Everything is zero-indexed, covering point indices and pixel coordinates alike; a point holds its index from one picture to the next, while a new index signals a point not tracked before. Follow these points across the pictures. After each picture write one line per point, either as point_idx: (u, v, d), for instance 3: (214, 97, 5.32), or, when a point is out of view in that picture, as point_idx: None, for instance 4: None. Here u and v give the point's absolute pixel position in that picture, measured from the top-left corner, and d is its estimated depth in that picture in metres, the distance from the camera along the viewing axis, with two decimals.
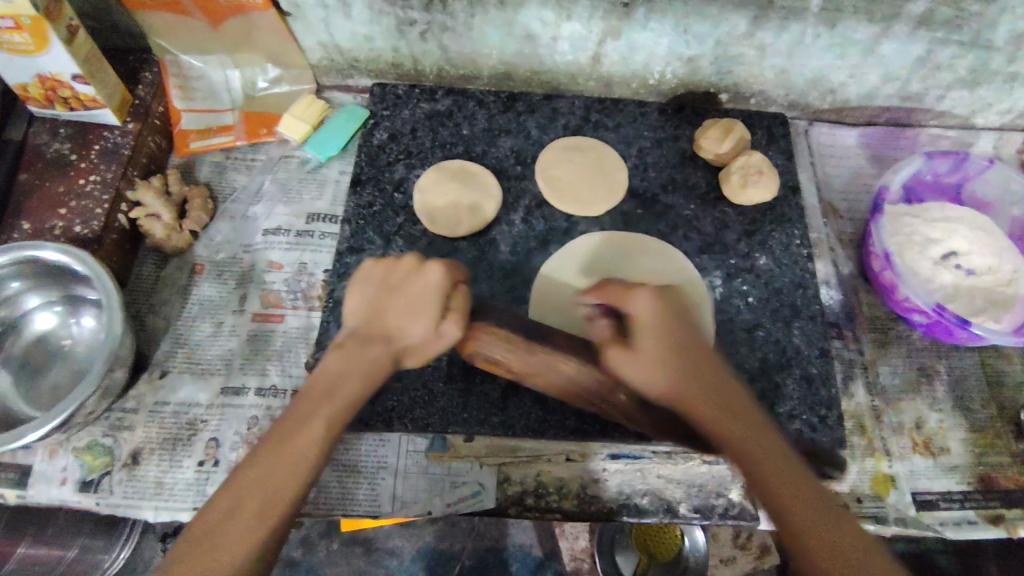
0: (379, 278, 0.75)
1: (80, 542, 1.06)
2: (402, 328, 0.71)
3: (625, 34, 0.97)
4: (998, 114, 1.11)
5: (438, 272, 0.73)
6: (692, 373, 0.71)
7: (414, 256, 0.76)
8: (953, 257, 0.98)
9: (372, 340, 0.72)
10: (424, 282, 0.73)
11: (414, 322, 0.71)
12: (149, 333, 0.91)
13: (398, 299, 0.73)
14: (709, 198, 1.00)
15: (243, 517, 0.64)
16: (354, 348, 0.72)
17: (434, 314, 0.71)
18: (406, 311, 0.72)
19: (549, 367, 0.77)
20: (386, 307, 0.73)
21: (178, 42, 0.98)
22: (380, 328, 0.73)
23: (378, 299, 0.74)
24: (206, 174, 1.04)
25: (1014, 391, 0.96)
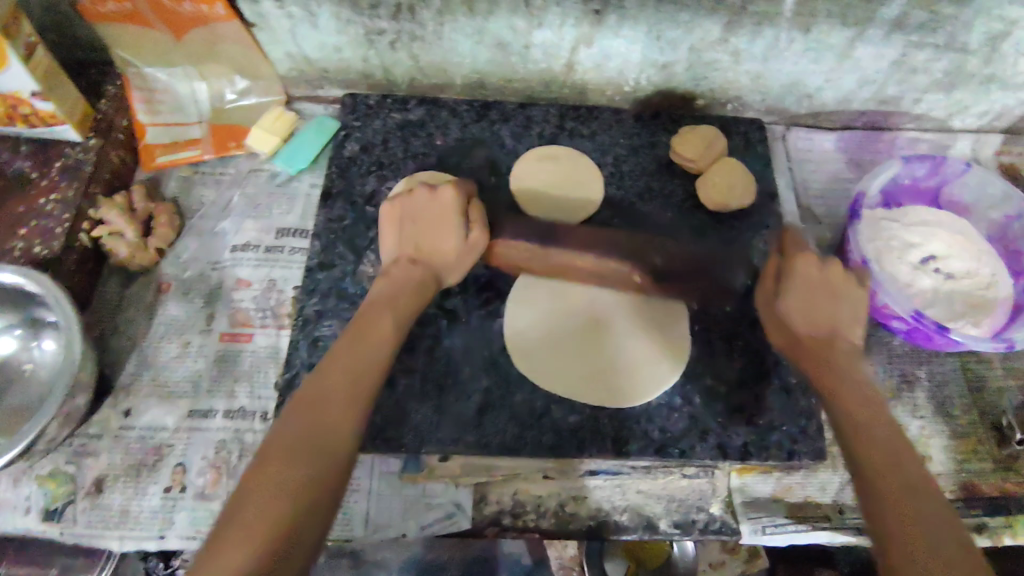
0: (400, 212, 0.85)
1: (59, 564, 0.94)
2: (435, 247, 0.83)
3: (598, 42, 0.95)
4: (975, 116, 1.10)
5: (451, 191, 0.84)
6: (819, 313, 0.81)
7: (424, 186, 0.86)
8: (931, 262, 0.97)
9: (416, 262, 0.83)
10: (443, 202, 0.84)
11: (446, 231, 0.83)
12: (114, 354, 0.89)
13: (422, 222, 0.84)
14: (685, 207, 0.98)
15: (340, 388, 0.69)
16: (399, 269, 0.82)
17: (461, 219, 0.84)
18: (436, 227, 0.84)
19: (562, 266, 0.88)
20: (416, 228, 0.84)
21: (142, 54, 0.96)
22: (420, 250, 0.83)
23: (409, 229, 0.85)
24: (173, 189, 1.01)
25: (995, 397, 0.96)
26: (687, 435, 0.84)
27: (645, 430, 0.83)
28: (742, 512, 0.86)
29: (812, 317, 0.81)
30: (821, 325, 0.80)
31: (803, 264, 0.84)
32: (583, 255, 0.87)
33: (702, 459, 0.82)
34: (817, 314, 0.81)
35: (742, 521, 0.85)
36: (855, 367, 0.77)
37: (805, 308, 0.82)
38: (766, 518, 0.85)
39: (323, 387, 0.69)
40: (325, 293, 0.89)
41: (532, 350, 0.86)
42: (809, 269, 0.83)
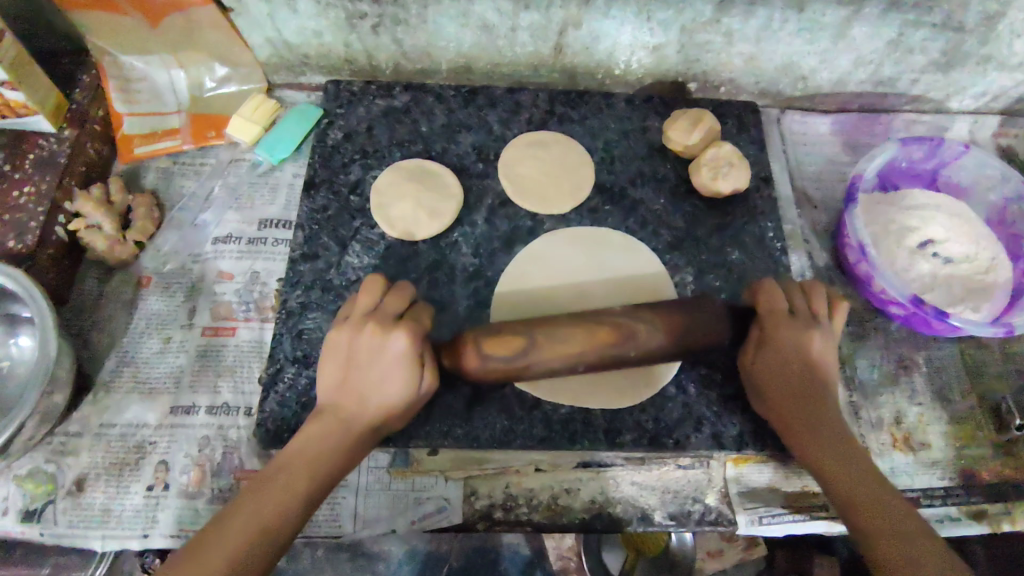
0: (346, 342, 0.70)
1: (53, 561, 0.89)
2: (381, 391, 0.69)
3: (586, 23, 0.93)
4: (972, 97, 1.08)
5: (402, 341, 0.69)
6: (781, 379, 0.73)
7: (373, 323, 0.70)
8: (929, 246, 0.95)
9: (350, 422, 0.68)
10: (388, 356, 0.69)
11: (389, 385, 0.69)
12: (93, 350, 0.86)
13: (366, 366, 0.69)
14: (678, 192, 0.96)
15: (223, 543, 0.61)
16: (333, 422, 0.68)
17: (413, 368, 0.69)
18: (378, 379, 0.69)
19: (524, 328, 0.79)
20: (360, 369, 0.69)
21: (119, 43, 0.93)
22: (352, 407, 0.69)
23: (347, 378, 0.70)
24: (153, 180, 0.98)
25: (994, 382, 0.94)
26: (681, 425, 0.82)
27: (638, 420, 0.81)
28: (737, 502, 0.84)
29: (780, 390, 0.73)
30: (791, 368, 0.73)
31: (789, 333, 0.74)
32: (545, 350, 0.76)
33: (697, 449, 0.81)
34: (794, 381, 0.73)
35: (738, 511, 0.84)
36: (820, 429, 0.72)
37: (773, 368, 0.74)
38: (762, 507, 0.84)
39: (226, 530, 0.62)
40: (308, 285, 0.87)
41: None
42: (788, 335, 0.74)
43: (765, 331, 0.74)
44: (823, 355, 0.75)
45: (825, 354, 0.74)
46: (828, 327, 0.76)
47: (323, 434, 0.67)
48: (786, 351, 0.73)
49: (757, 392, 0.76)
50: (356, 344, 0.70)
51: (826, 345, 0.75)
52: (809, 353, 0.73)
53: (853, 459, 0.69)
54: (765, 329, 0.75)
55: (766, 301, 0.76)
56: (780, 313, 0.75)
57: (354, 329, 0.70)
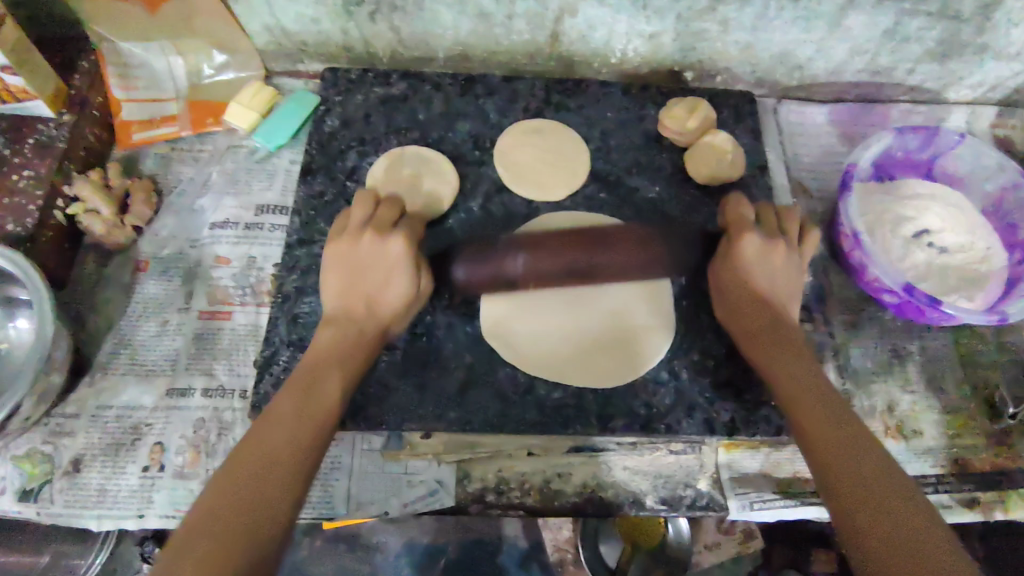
0: (348, 249, 0.78)
1: (52, 548, 1.00)
2: (383, 291, 0.76)
3: (582, 11, 0.93)
4: (969, 87, 1.08)
5: (399, 243, 0.77)
6: (746, 288, 0.79)
7: (372, 231, 0.78)
8: (924, 236, 0.95)
9: (355, 315, 0.76)
10: (387, 255, 0.77)
11: (393, 283, 0.76)
12: (91, 334, 0.87)
13: (367, 270, 0.77)
14: (673, 180, 0.97)
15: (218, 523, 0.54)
16: (340, 325, 0.75)
17: (411, 267, 0.77)
18: (380, 281, 0.76)
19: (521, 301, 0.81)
20: (365, 274, 0.77)
21: (118, 29, 0.93)
22: (357, 304, 0.76)
23: (351, 282, 0.77)
24: (151, 166, 0.99)
25: (988, 371, 0.94)
26: (674, 411, 0.82)
27: (631, 405, 0.82)
28: (730, 487, 0.84)
29: (741, 300, 0.80)
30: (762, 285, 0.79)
31: (755, 247, 0.79)
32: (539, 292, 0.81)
33: (689, 434, 0.81)
34: (753, 290, 0.79)
35: (730, 497, 0.84)
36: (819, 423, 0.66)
37: (739, 276, 0.80)
38: (754, 493, 0.84)
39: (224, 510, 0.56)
40: (304, 269, 0.87)
41: (518, 339, 0.84)
42: (750, 249, 0.80)
43: (729, 243, 0.81)
44: (784, 268, 0.80)
45: (787, 268, 0.81)
46: (789, 246, 0.82)
47: (329, 340, 0.74)
48: (750, 263, 0.79)
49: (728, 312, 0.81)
50: (358, 250, 0.78)
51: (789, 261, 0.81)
52: (771, 262, 0.80)
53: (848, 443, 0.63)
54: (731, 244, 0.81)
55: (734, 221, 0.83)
56: (745, 228, 0.81)
57: (353, 241, 0.78)
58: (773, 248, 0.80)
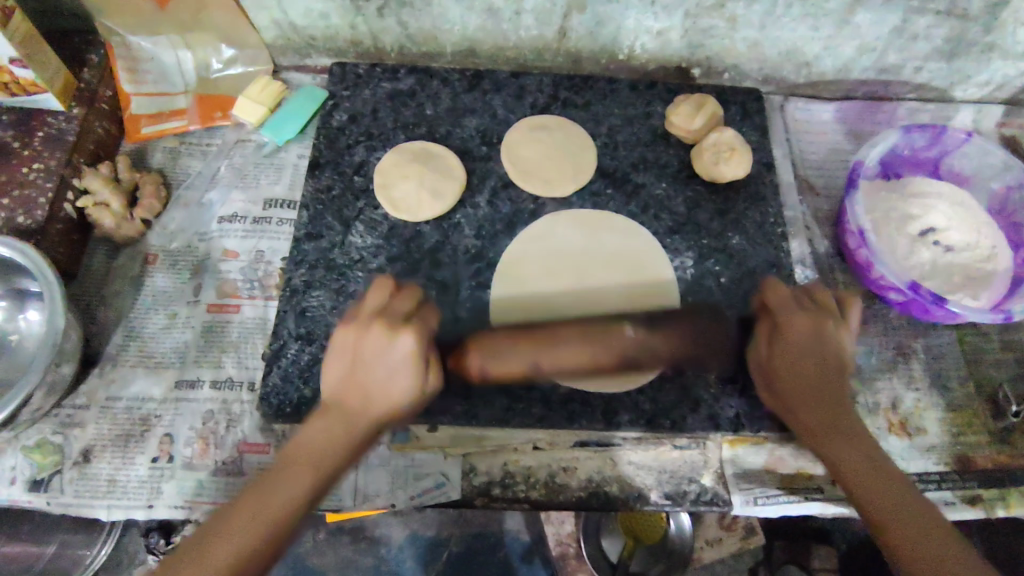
0: (353, 339, 0.69)
1: (59, 538, 1.02)
2: (385, 391, 0.67)
3: (590, 7, 0.93)
4: (977, 86, 1.08)
5: (409, 340, 0.67)
6: (797, 373, 0.73)
7: (381, 320, 0.69)
8: (930, 234, 0.95)
9: (356, 413, 0.67)
10: (395, 354, 0.67)
11: (396, 384, 0.67)
12: (100, 326, 0.88)
13: (371, 365, 0.68)
14: (680, 176, 0.97)
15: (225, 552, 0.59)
16: (339, 420, 0.67)
17: (419, 366, 0.68)
18: (386, 378, 0.68)
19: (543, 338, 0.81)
20: (367, 368, 0.68)
21: (127, 23, 0.94)
22: (357, 401, 0.68)
23: (353, 375, 0.68)
24: (160, 160, 1.00)
25: (991, 369, 0.95)
26: (678, 407, 0.83)
27: (636, 401, 0.82)
28: (734, 483, 0.85)
29: (794, 388, 0.73)
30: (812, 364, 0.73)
31: (802, 324, 0.74)
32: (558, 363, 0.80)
33: (694, 430, 0.81)
34: (809, 374, 0.72)
35: (734, 492, 0.85)
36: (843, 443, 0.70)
37: (787, 361, 0.74)
38: (758, 489, 0.85)
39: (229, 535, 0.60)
40: (312, 263, 0.88)
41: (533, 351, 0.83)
42: (800, 328, 0.74)
43: (773, 332, 0.76)
44: (839, 350, 0.74)
45: (841, 348, 0.74)
46: (840, 323, 0.75)
47: (326, 436, 0.66)
48: (796, 344, 0.74)
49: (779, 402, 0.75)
50: (363, 342, 0.68)
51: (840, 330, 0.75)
52: (824, 343, 0.73)
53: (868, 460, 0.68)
54: (777, 330, 0.75)
55: (774, 306, 0.77)
56: (791, 313, 0.75)
57: (362, 328, 0.69)
58: (823, 324, 0.74)
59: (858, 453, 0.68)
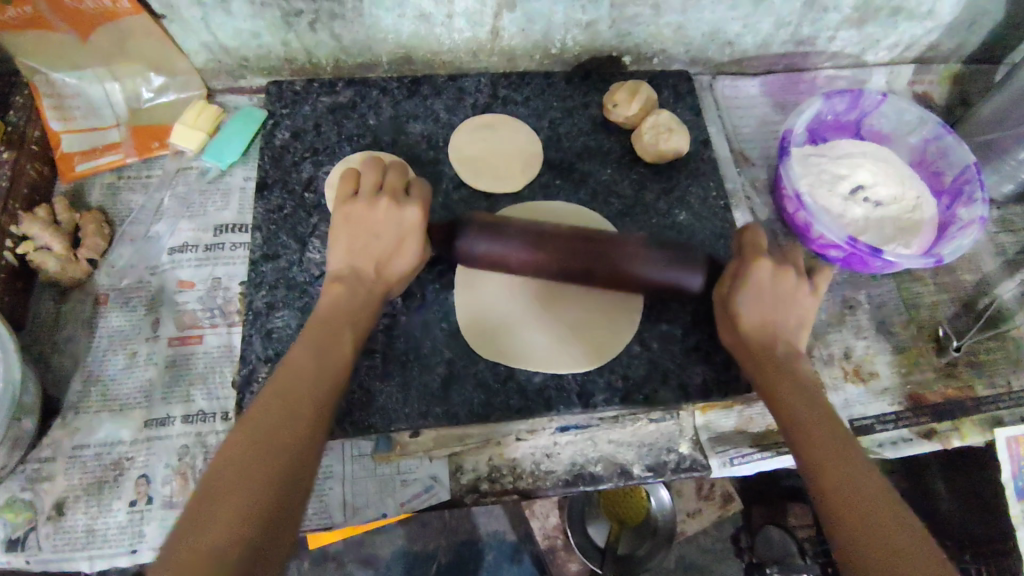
0: (364, 211, 0.78)
1: None
2: (394, 259, 0.78)
3: (520, 5, 0.95)
4: (886, 49, 1.15)
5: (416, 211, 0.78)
6: (758, 301, 0.77)
7: (388, 189, 0.79)
8: (861, 192, 1.01)
9: (363, 275, 0.78)
10: (405, 221, 0.78)
11: (408, 249, 0.78)
12: (57, 374, 0.85)
13: (380, 235, 0.78)
14: (624, 161, 1.00)
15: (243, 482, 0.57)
16: (351, 288, 0.76)
17: (423, 237, 0.79)
18: (395, 245, 0.78)
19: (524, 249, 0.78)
20: (376, 237, 0.78)
21: (47, 59, 0.91)
22: (366, 261, 0.78)
23: (360, 242, 0.78)
24: (98, 198, 0.97)
25: (929, 310, 1.01)
26: (649, 380, 0.85)
27: (609, 380, 0.85)
28: (709, 447, 0.88)
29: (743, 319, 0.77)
30: (765, 327, 0.77)
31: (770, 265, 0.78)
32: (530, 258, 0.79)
33: (666, 402, 0.84)
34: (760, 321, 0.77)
35: (711, 456, 0.88)
36: (790, 396, 0.72)
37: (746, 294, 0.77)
38: (732, 450, 0.88)
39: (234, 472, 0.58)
40: (272, 284, 0.87)
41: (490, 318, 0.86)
42: (760, 265, 0.77)
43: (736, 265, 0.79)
44: (790, 296, 0.78)
45: (795, 296, 0.79)
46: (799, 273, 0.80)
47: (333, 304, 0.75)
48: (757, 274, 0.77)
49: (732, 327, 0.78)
50: (372, 213, 0.78)
51: (798, 289, 0.79)
52: (789, 289, 0.78)
53: (812, 412, 0.70)
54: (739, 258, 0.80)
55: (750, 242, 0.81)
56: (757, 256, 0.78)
57: (370, 202, 0.78)
58: (784, 271, 0.78)
59: (799, 404, 0.71)
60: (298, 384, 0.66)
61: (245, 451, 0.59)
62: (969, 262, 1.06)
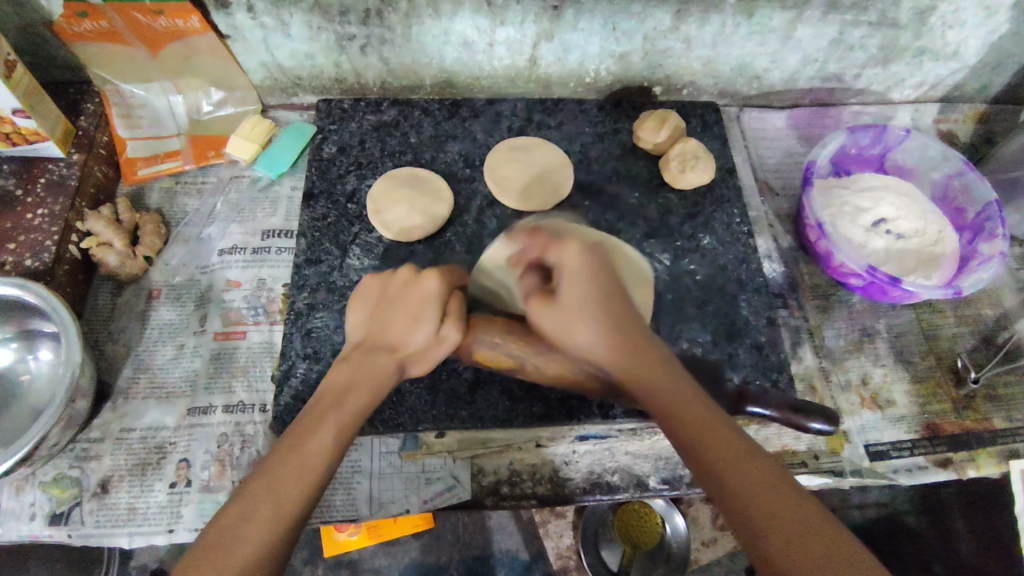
0: (382, 284, 0.80)
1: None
2: (405, 337, 0.75)
3: (558, 36, 1.01)
4: (912, 88, 1.19)
5: (434, 280, 0.77)
6: (609, 314, 0.71)
7: (410, 265, 0.80)
8: (882, 224, 1.04)
9: (378, 349, 0.75)
10: (420, 292, 0.77)
11: (417, 328, 0.75)
12: (109, 361, 0.91)
13: (396, 308, 0.77)
14: (652, 185, 1.04)
15: (256, 520, 0.60)
16: (362, 358, 0.75)
17: (436, 316, 0.76)
18: (407, 323, 0.76)
19: (537, 351, 0.81)
20: (394, 311, 0.77)
21: (120, 72, 0.98)
22: (381, 338, 0.76)
23: (379, 315, 0.78)
24: (157, 201, 1.04)
25: (948, 342, 1.03)
26: None
27: None
28: None
29: (624, 361, 0.69)
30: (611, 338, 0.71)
31: (565, 256, 0.74)
32: (531, 359, 0.81)
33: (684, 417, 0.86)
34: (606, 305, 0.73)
35: None
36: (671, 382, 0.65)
37: (570, 307, 0.73)
38: None
39: (246, 507, 0.61)
40: (314, 287, 0.92)
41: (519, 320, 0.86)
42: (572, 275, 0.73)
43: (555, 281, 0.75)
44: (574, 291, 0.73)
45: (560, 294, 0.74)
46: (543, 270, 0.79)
47: (349, 376, 0.73)
48: (564, 267, 0.74)
49: (581, 353, 0.73)
50: (391, 287, 0.79)
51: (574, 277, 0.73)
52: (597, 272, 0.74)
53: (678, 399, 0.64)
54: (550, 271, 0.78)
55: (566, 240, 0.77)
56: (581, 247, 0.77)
57: (391, 275, 0.80)
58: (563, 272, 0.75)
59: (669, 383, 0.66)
60: (260, 485, 0.62)
61: (262, 494, 0.62)
62: (989, 296, 1.08)
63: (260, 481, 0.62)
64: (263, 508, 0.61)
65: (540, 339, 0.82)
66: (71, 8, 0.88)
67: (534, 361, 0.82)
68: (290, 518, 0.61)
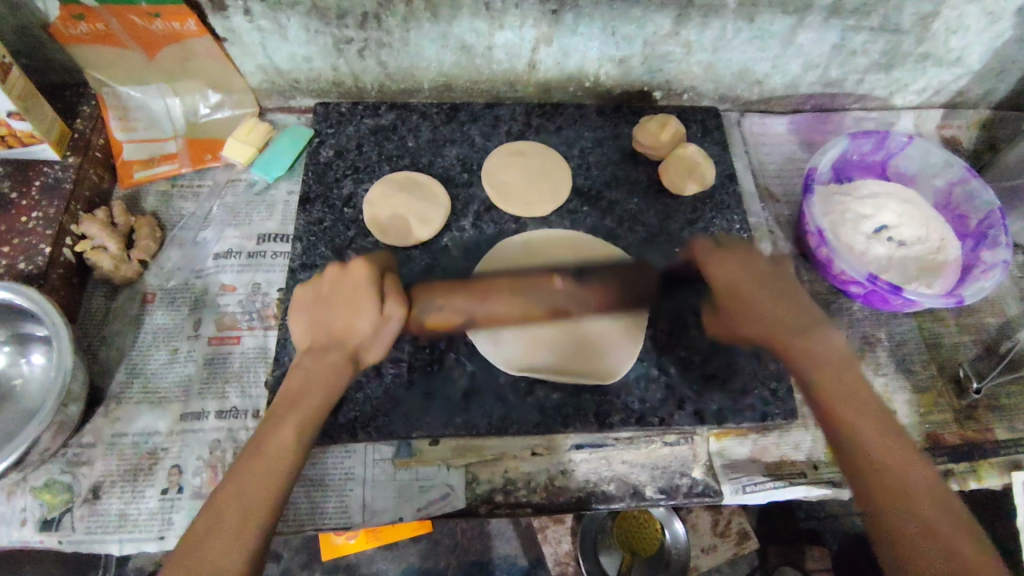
0: (316, 283, 0.83)
1: None
2: (351, 326, 0.77)
3: (557, 40, 1.00)
4: (915, 93, 1.18)
5: (361, 269, 0.80)
6: (784, 306, 0.81)
7: (336, 263, 0.83)
8: (884, 231, 1.02)
9: (328, 348, 0.77)
10: (353, 282, 0.80)
11: (360, 317, 0.77)
12: (102, 365, 0.90)
13: (335, 304, 0.79)
14: (651, 190, 1.03)
15: (224, 525, 0.62)
16: (312, 361, 0.75)
17: (375, 299, 0.78)
18: (350, 313, 0.78)
19: (479, 294, 0.90)
20: (335, 308, 0.79)
21: (116, 74, 0.98)
22: (329, 335, 0.77)
23: (319, 315, 0.80)
24: (153, 204, 1.04)
25: (951, 351, 1.02)
26: (665, 404, 0.87)
27: (625, 402, 0.86)
28: (722, 474, 0.90)
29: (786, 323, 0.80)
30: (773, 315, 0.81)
31: (718, 265, 0.87)
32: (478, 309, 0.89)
33: (681, 426, 0.86)
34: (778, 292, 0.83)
35: (723, 483, 0.90)
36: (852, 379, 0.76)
37: (751, 305, 0.83)
38: (745, 478, 0.90)
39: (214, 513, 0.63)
40: None
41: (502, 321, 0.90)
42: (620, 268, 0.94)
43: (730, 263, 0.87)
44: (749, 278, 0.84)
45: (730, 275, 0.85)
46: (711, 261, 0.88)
47: (302, 381, 0.75)
48: (726, 275, 0.85)
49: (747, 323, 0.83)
50: (326, 286, 0.81)
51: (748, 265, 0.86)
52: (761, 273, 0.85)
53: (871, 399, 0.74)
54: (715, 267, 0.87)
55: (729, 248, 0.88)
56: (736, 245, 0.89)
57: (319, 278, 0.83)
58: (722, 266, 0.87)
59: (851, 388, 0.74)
60: (228, 491, 0.64)
61: (227, 499, 0.64)
62: (993, 304, 1.06)
63: (225, 491, 0.65)
64: (229, 511, 0.63)
65: (478, 288, 0.90)
66: (68, 11, 0.88)
67: (481, 310, 0.89)
68: (258, 514, 0.63)
